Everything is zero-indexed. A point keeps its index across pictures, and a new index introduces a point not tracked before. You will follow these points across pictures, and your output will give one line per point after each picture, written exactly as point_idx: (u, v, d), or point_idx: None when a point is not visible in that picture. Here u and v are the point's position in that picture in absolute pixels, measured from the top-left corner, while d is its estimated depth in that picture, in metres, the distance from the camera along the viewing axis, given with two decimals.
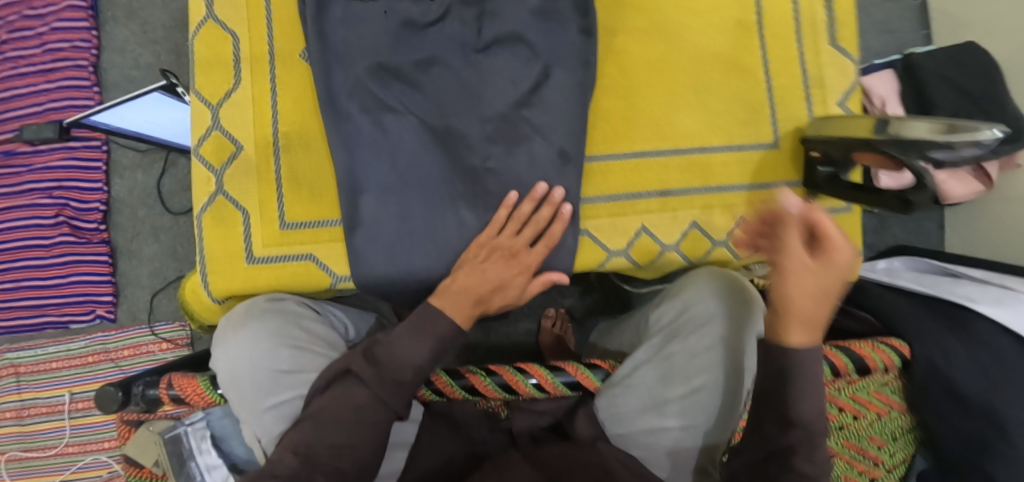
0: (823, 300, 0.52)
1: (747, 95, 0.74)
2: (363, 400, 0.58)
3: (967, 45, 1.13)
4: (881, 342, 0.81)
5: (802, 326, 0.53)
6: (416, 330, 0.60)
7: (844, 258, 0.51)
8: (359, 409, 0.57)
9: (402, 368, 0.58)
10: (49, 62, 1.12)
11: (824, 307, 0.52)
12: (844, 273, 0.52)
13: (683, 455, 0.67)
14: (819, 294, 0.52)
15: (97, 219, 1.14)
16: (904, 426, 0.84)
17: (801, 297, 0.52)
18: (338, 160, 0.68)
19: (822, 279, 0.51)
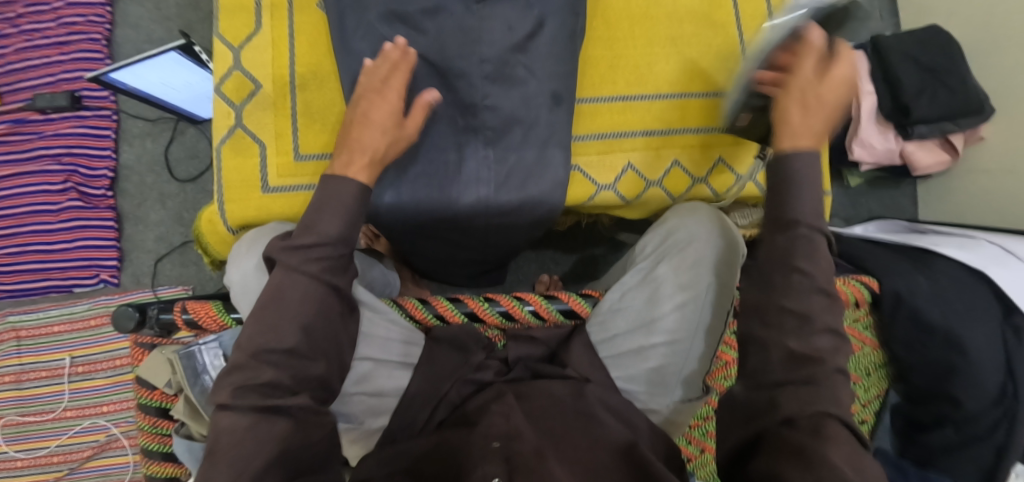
0: (818, 113, 0.59)
1: (722, 48, 0.81)
2: (282, 280, 0.56)
3: (932, 27, 1.21)
4: (854, 279, 0.86)
5: (805, 134, 0.58)
6: (321, 199, 0.58)
7: (836, 75, 0.59)
8: (279, 288, 0.56)
9: (309, 234, 0.57)
10: (63, 34, 1.17)
11: (823, 119, 0.59)
12: (834, 98, 0.59)
13: (673, 371, 0.72)
14: (810, 105, 0.59)
15: (105, 185, 1.18)
16: (877, 361, 0.91)
17: (799, 103, 0.59)
18: (347, 97, 0.76)
19: (817, 95, 0.59)
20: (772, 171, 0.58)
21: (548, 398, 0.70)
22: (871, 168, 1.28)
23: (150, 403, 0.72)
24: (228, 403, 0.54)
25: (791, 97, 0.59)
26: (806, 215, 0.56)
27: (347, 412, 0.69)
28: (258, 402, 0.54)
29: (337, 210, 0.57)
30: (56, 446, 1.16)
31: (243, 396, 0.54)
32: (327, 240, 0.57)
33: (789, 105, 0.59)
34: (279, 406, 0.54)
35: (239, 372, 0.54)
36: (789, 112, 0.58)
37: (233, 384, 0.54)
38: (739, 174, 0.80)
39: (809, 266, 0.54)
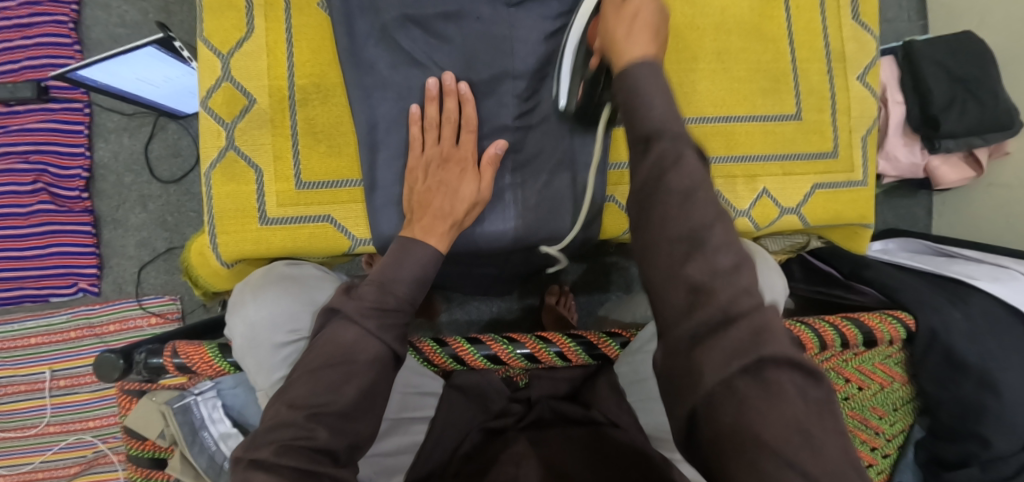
0: (643, 23, 0.53)
1: (771, 66, 0.74)
2: (355, 337, 0.54)
3: (965, 34, 1.15)
4: (887, 314, 0.82)
5: (633, 45, 0.51)
6: (394, 260, 0.59)
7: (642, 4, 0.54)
8: (353, 346, 0.54)
9: (385, 293, 0.56)
10: (25, 16, 1.05)
11: (650, 28, 0.53)
12: (652, 12, 0.54)
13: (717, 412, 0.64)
14: (635, 20, 0.54)
15: (79, 186, 1.08)
16: (905, 396, 0.87)
17: (618, 22, 0.54)
18: (355, 114, 0.67)
19: (624, 17, 0.54)
20: (620, 88, 0.50)
21: (569, 439, 0.66)
22: (893, 180, 1.23)
23: (141, 455, 0.66)
24: (269, 461, 0.49)
25: (607, 27, 0.55)
26: (657, 122, 0.47)
27: (362, 476, 0.63)
28: (302, 466, 0.49)
29: (412, 273, 0.58)
30: (39, 463, 1.08)
31: (288, 454, 0.50)
32: (402, 302, 0.57)
33: (611, 30, 0.54)
34: (321, 473, 0.50)
35: (285, 429, 0.51)
36: (613, 34, 0.53)
37: (277, 442, 0.50)
38: (784, 207, 0.74)
39: (686, 186, 0.45)
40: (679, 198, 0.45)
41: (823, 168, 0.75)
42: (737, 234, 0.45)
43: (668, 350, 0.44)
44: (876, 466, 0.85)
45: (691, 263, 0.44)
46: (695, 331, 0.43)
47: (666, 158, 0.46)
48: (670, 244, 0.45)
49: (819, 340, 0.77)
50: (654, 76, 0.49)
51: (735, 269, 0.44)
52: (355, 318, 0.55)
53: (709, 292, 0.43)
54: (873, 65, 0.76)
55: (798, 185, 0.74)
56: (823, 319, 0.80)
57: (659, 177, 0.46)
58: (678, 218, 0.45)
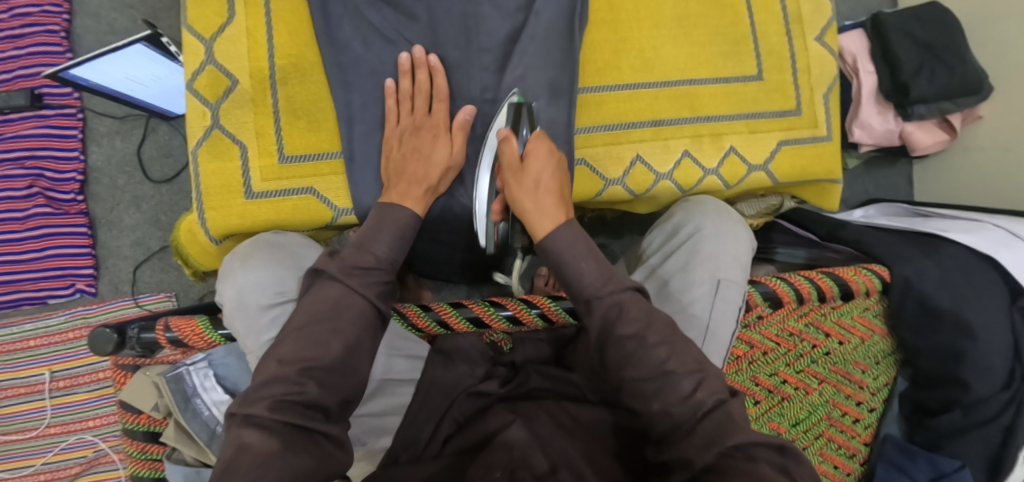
0: (547, 190, 0.62)
1: (732, 31, 0.77)
2: (339, 294, 0.56)
3: (929, 4, 1.18)
4: (862, 267, 0.84)
5: (544, 217, 0.61)
6: (374, 225, 0.61)
7: (540, 170, 0.63)
8: (338, 303, 0.56)
9: (365, 251, 0.59)
10: (17, 27, 1.09)
11: (553, 194, 0.62)
12: (551, 174, 0.63)
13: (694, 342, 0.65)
14: (537, 186, 0.62)
15: (74, 189, 1.10)
16: (886, 349, 0.88)
17: (524, 192, 0.62)
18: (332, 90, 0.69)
19: (528, 185, 0.62)
20: (546, 260, 0.61)
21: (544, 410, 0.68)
22: (869, 149, 1.25)
23: (137, 429, 0.68)
24: (262, 417, 0.51)
25: (516, 195, 0.63)
26: (591, 289, 0.59)
27: (351, 434, 0.68)
28: (295, 422, 0.52)
29: (390, 235, 0.60)
30: (41, 464, 1.10)
31: (280, 410, 0.51)
32: (383, 261, 0.59)
33: (520, 199, 0.62)
34: (316, 429, 0.53)
35: (278, 384, 0.52)
36: (523, 203, 0.62)
37: (270, 397, 0.52)
38: (751, 164, 0.76)
39: (630, 330, 0.57)
40: (635, 343, 0.56)
41: (788, 125, 0.77)
42: (683, 354, 0.56)
43: (667, 448, 0.55)
44: (864, 420, 0.86)
45: (660, 399, 0.55)
46: (681, 434, 0.54)
47: (613, 311, 0.58)
48: (641, 379, 0.56)
49: (795, 293, 0.80)
50: (581, 241, 0.60)
51: (694, 390, 0.55)
52: (336, 277, 0.57)
53: (684, 416, 0.54)
54: (829, 26, 0.79)
55: (765, 142, 0.76)
56: (799, 274, 0.82)
57: (612, 333, 0.57)
58: (641, 362, 0.56)
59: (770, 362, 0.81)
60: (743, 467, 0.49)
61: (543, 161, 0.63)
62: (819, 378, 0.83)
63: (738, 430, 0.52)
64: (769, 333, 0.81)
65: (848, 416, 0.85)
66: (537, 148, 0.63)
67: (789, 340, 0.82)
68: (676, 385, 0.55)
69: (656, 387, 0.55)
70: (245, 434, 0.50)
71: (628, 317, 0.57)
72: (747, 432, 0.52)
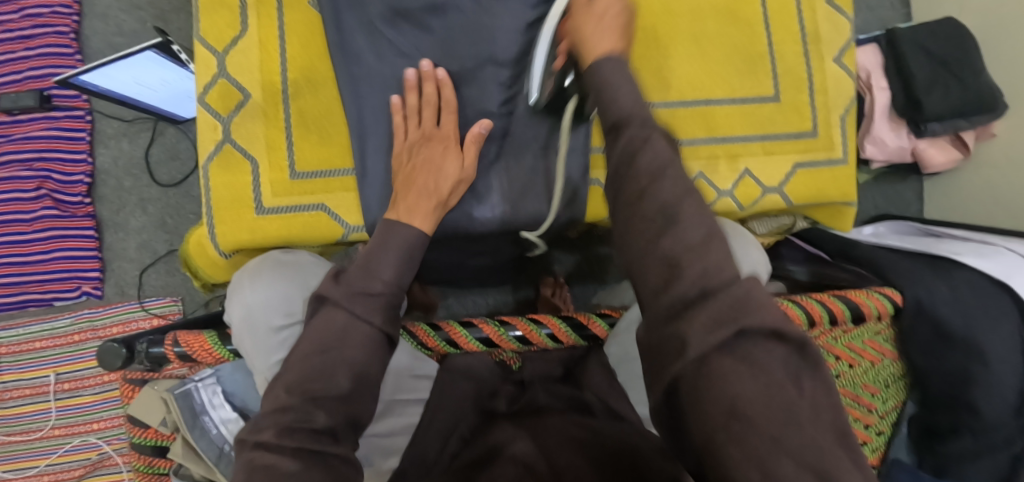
0: (611, 25, 0.56)
1: (750, 49, 0.75)
2: (344, 323, 0.55)
3: (946, 18, 1.17)
4: (874, 290, 0.84)
5: (602, 38, 0.55)
6: (380, 243, 0.59)
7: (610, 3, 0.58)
8: (344, 331, 0.55)
9: (370, 275, 0.57)
10: (27, 27, 1.08)
11: (617, 28, 0.56)
12: (619, 11, 0.58)
13: None
14: (602, 19, 0.57)
15: (81, 192, 1.10)
16: (896, 373, 0.87)
17: (587, 20, 0.57)
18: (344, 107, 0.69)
19: (592, 17, 0.57)
20: (590, 82, 0.54)
21: (564, 423, 0.65)
22: (882, 165, 1.25)
23: (144, 443, 0.67)
24: (272, 442, 0.50)
25: (576, 26, 0.58)
26: (623, 109, 0.50)
27: (361, 455, 0.67)
28: (306, 447, 0.50)
29: (397, 254, 0.59)
30: (45, 466, 1.10)
31: (291, 436, 0.51)
32: (388, 284, 0.58)
33: (581, 26, 0.57)
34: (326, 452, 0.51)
35: (285, 413, 0.52)
36: (583, 32, 0.57)
37: (280, 424, 0.51)
38: (766, 186, 0.75)
39: (650, 161, 0.46)
40: (654, 173, 0.46)
41: (804, 146, 0.76)
42: (708, 211, 0.46)
43: (653, 324, 0.45)
44: (872, 444, 0.85)
45: (667, 238, 0.44)
46: (678, 303, 0.43)
47: (633, 137, 0.48)
48: (647, 221, 0.46)
49: (807, 316, 0.78)
50: (618, 66, 0.53)
51: (705, 242, 0.44)
52: (341, 303, 0.56)
53: (687, 268, 0.43)
54: (849, 47, 0.77)
55: (780, 165, 0.76)
56: (811, 297, 0.82)
57: (628, 160, 0.47)
58: (652, 197, 0.46)
59: None
60: (748, 369, 0.40)
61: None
62: None
63: (755, 311, 0.42)
64: None
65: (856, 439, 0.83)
66: None
67: None
68: (685, 233, 0.44)
69: (663, 230, 0.45)
70: (256, 458, 0.50)
71: (653, 146, 0.47)
72: (765, 315, 0.41)
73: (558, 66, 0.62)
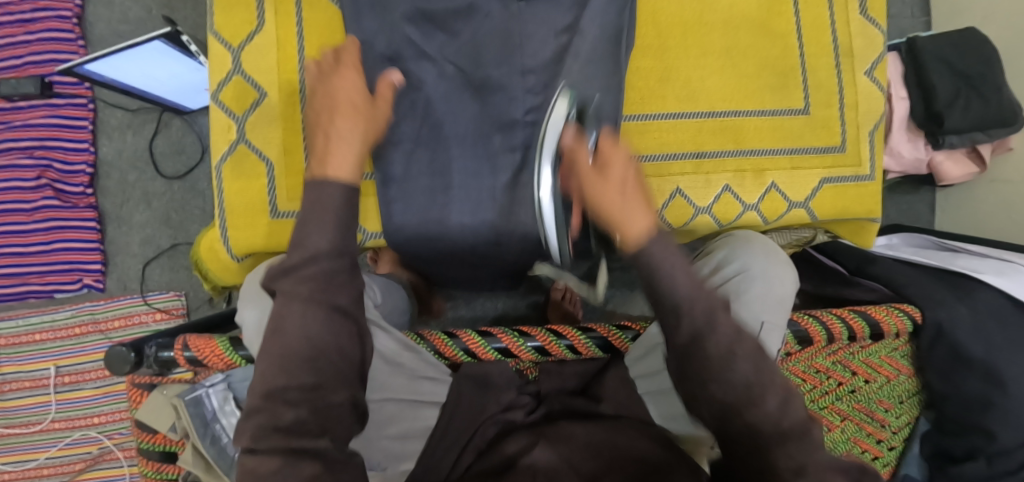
0: (634, 194, 0.50)
1: (779, 62, 0.74)
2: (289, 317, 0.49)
3: (968, 30, 1.15)
4: (893, 307, 0.82)
5: (633, 217, 0.49)
6: (306, 211, 0.51)
7: (622, 167, 0.52)
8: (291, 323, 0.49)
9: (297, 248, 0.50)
10: (28, 11, 1.04)
11: (639, 196, 0.51)
12: (632, 172, 0.52)
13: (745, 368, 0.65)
14: (625, 189, 0.50)
15: (84, 182, 1.07)
16: (912, 388, 0.87)
17: (608, 190, 0.50)
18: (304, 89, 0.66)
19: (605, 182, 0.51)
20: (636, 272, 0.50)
21: (584, 435, 0.64)
22: (896, 176, 1.24)
23: (152, 448, 0.66)
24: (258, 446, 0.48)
25: (593, 196, 0.51)
26: (680, 298, 0.49)
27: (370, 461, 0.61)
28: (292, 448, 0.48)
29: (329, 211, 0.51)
30: (45, 459, 1.08)
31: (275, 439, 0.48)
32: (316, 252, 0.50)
33: (598, 195, 0.51)
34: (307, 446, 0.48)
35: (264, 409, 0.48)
36: (604, 203, 0.50)
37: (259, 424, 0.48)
38: (792, 200, 0.74)
39: (720, 335, 0.49)
40: (728, 356, 0.49)
41: (831, 162, 0.75)
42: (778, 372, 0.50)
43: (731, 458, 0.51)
44: (883, 458, 0.85)
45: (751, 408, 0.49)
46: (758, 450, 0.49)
47: (694, 320, 0.49)
48: (728, 393, 0.49)
49: (827, 333, 0.77)
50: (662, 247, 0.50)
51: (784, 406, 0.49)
52: (293, 293, 0.50)
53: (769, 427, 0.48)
54: (880, 62, 0.76)
55: (807, 179, 0.74)
56: (830, 312, 0.80)
57: (696, 347, 0.50)
58: (734, 370, 0.49)
59: None
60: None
61: (625, 159, 0.52)
62: (842, 415, 0.82)
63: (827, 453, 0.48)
64: (796, 369, 0.80)
65: (867, 453, 0.84)
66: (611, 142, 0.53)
67: (815, 376, 0.81)
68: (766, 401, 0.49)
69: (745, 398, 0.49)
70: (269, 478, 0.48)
71: (717, 321, 0.49)
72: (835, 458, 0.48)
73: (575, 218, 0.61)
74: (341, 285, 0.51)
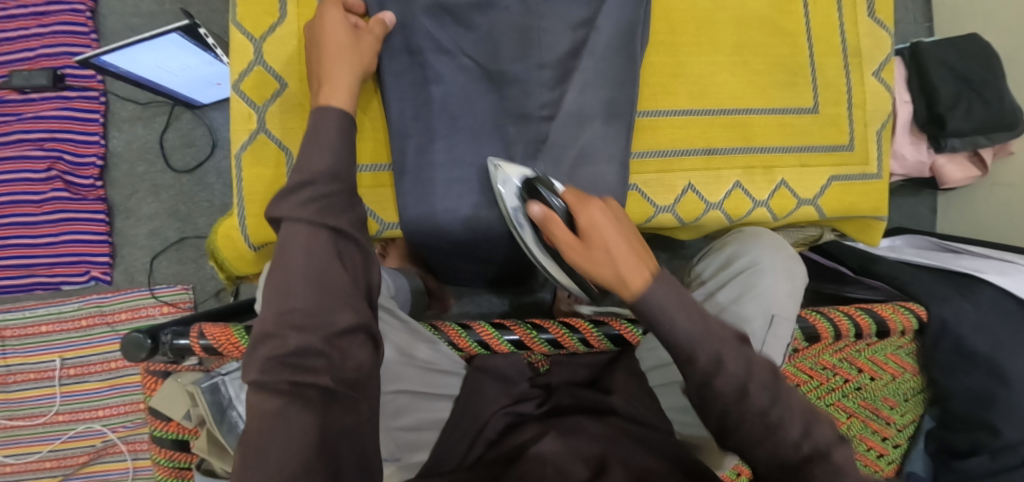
0: (623, 253, 0.53)
1: (790, 60, 0.75)
2: (304, 241, 0.52)
3: (970, 35, 1.17)
4: (900, 305, 0.83)
5: (636, 279, 0.52)
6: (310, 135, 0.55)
7: (604, 231, 0.54)
8: (305, 248, 0.51)
9: (303, 172, 0.54)
10: (41, 4, 1.05)
11: (631, 251, 0.53)
12: (617, 232, 0.54)
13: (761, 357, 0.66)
14: (612, 254, 0.53)
15: (94, 175, 1.08)
16: (916, 386, 0.88)
17: (602, 266, 0.53)
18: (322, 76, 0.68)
19: (594, 254, 0.54)
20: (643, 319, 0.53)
21: (603, 426, 0.65)
22: (899, 179, 1.25)
23: (165, 436, 0.66)
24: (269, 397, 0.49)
25: (592, 272, 0.54)
26: (685, 343, 0.52)
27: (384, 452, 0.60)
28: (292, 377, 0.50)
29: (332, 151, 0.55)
30: (48, 451, 1.08)
31: (271, 371, 0.49)
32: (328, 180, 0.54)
33: (598, 272, 0.53)
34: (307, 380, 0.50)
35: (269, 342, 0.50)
36: (604, 276, 0.53)
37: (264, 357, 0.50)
38: (801, 198, 0.75)
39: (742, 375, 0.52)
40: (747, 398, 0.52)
41: (839, 160, 0.76)
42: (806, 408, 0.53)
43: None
44: (887, 456, 0.86)
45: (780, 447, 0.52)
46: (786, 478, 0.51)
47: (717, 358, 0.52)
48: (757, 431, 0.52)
49: (834, 329, 0.78)
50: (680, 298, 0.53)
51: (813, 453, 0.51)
52: (295, 216, 0.52)
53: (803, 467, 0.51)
54: (887, 62, 0.77)
55: (815, 177, 0.75)
56: (837, 309, 0.81)
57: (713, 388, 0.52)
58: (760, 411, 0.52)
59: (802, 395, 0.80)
60: None
61: (605, 222, 0.54)
62: (848, 412, 0.83)
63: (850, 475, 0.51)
64: (804, 366, 0.81)
65: (872, 451, 0.85)
66: (580, 209, 0.55)
67: (822, 373, 0.81)
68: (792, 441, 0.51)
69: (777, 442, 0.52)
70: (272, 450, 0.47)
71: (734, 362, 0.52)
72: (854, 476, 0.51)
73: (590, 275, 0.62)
74: (341, 211, 0.54)
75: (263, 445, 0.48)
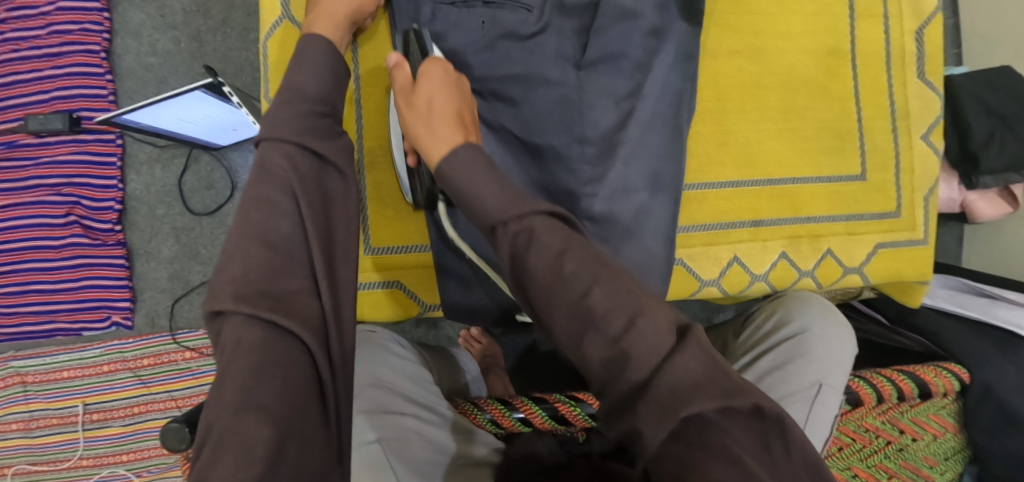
0: (440, 115, 0.57)
1: (837, 126, 0.74)
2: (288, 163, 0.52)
3: (1003, 68, 1.13)
4: (941, 366, 0.82)
5: (440, 141, 0.55)
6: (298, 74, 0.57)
7: (430, 90, 0.58)
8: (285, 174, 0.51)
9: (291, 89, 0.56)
10: (55, 45, 1.02)
11: (447, 116, 0.56)
12: (445, 100, 0.58)
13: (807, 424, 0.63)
14: (430, 111, 0.57)
15: (112, 218, 1.06)
16: (956, 445, 0.86)
17: (419, 119, 0.57)
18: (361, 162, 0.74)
19: (422, 111, 0.57)
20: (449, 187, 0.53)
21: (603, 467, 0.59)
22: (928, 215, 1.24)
23: None
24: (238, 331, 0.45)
25: (410, 123, 0.58)
26: (493, 211, 0.49)
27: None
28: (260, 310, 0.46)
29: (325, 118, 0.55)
30: None
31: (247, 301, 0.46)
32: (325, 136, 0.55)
33: (413, 124, 0.58)
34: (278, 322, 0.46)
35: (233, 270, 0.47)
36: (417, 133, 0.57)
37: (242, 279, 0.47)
38: (847, 266, 0.74)
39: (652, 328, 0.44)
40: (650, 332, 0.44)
41: (886, 227, 0.75)
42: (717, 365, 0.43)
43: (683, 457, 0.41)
44: None
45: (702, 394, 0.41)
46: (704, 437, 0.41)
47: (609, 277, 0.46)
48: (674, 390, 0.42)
49: (877, 395, 0.77)
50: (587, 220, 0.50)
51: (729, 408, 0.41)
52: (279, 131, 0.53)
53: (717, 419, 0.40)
54: (938, 125, 0.76)
55: (862, 245, 0.74)
56: (877, 371, 0.80)
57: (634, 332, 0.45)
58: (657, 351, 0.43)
59: (843, 458, 0.79)
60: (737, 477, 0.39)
61: (437, 83, 0.59)
62: (888, 473, 0.81)
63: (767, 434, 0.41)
64: (846, 429, 0.80)
65: None
66: (428, 67, 0.60)
67: (864, 436, 0.80)
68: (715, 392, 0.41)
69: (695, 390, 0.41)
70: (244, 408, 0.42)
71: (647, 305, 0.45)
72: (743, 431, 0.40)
73: (411, 164, 0.67)
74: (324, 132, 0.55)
75: (245, 378, 0.43)
